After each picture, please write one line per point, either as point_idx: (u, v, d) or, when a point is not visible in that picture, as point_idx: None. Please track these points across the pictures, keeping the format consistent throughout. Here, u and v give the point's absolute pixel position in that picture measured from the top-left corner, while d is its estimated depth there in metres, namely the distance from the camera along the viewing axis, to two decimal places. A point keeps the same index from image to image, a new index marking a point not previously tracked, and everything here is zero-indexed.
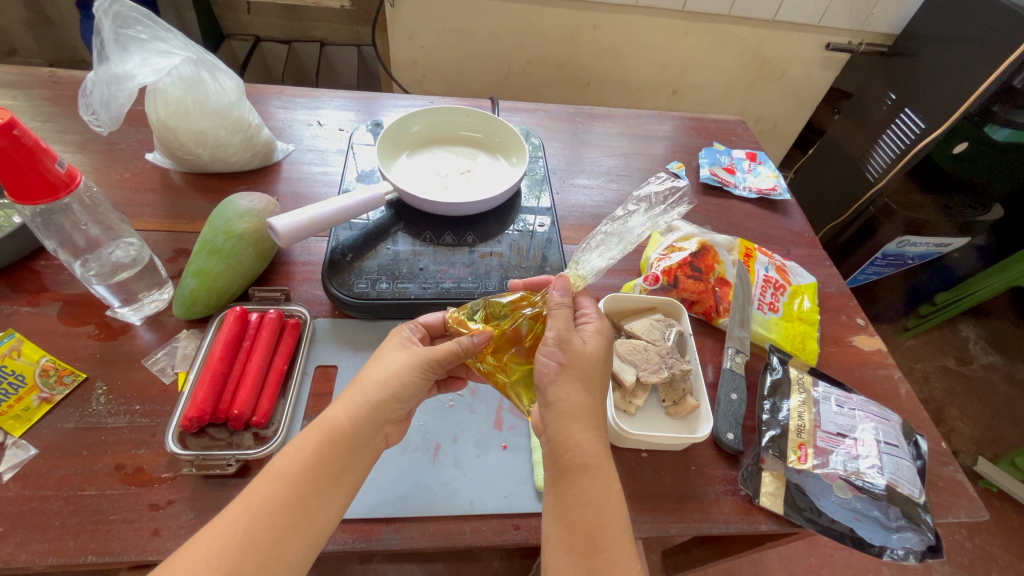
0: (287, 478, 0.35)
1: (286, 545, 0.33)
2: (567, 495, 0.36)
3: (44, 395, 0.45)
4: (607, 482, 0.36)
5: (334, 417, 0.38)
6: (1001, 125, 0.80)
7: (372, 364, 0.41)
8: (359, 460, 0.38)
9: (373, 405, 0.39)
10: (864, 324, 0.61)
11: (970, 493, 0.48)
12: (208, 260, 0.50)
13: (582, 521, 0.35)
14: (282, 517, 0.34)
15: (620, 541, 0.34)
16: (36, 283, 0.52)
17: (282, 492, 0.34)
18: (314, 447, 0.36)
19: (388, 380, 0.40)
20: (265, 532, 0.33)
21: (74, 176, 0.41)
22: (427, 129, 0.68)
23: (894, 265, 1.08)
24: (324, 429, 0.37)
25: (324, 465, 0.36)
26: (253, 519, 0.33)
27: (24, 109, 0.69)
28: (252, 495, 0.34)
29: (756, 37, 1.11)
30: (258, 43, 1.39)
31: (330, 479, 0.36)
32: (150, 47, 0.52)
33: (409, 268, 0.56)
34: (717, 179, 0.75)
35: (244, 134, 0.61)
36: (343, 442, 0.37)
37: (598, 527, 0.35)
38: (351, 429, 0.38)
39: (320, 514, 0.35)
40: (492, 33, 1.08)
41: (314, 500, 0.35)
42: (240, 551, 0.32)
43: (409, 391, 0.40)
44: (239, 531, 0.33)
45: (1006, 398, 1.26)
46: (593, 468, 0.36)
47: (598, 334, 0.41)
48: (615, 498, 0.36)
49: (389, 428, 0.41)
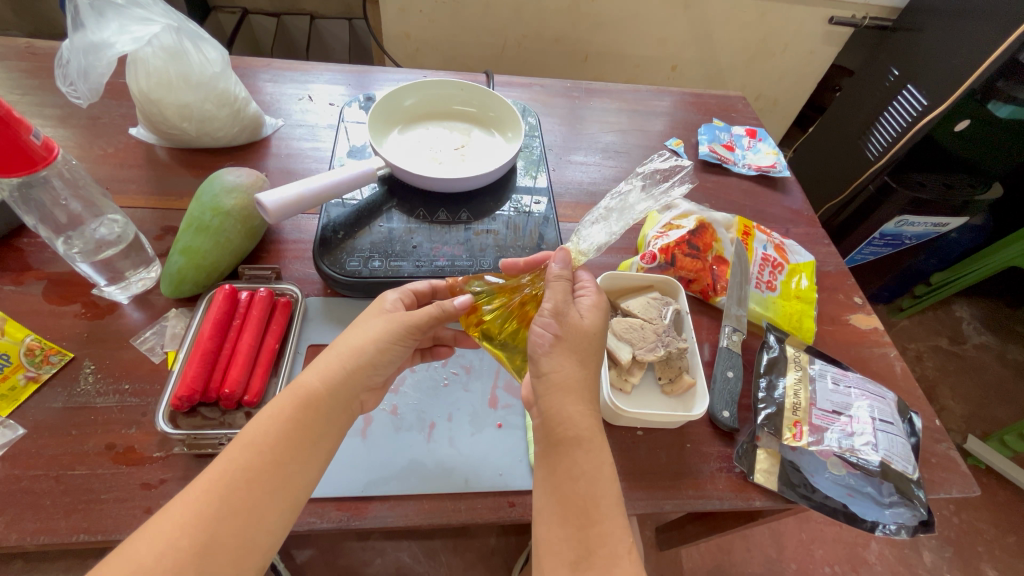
0: (262, 445, 0.34)
1: (267, 510, 0.33)
2: (560, 469, 0.35)
3: (31, 374, 0.44)
4: (600, 455, 0.36)
5: (309, 383, 0.37)
6: (1004, 102, 0.80)
7: (351, 330, 0.41)
8: (336, 425, 0.38)
9: (349, 371, 0.39)
10: (862, 302, 0.61)
11: (962, 470, 0.49)
12: (195, 237, 0.49)
13: (574, 495, 0.34)
14: (260, 483, 0.33)
15: (614, 514, 0.34)
16: (19, 261, 0.51)
17: (258, 458, 0.34)
18: (287, 413, 0.36)
19: (366, 345, 0.39)
20: (243, 497, 0.32)
21: (51, 148, 0.39)
22: (420, 103, 0.66)
23: (891, 244, 1.08)
24: (298, 394, 0.37)
25: (300, 431, 0.36)
26: (227, 488, 0.32)
27: (3, 81, 0.66)
28: (226, 463, 0.33)
29: (758, 11, 1.08)
30: (246, 16, 1.35)
31: (307, 444, 0.36)
32: (128, 13, 0.49)
33: (402, 246, 0.55)
34: (716, 156, 0.74)
35: (230, 108, 0.59)
36: (317, 407, 0.37)
37: (591, 501, 0.34)
38: (328, 396, 0.37)
39: (299, 479, 0.35)
40: (487, 5, 1.04)
41: (291, 466, 0.35)
42: (216, 518, 0.31)
43: (387, 358, 0.41)
44: (214, 498, 0.32)
45: (997, 377, 1.27)
46: (586, 442, 0.36)
47: (595, 307, 0.41)
48: (608, 472, 0.35)
49: (365, 395, 0.41)
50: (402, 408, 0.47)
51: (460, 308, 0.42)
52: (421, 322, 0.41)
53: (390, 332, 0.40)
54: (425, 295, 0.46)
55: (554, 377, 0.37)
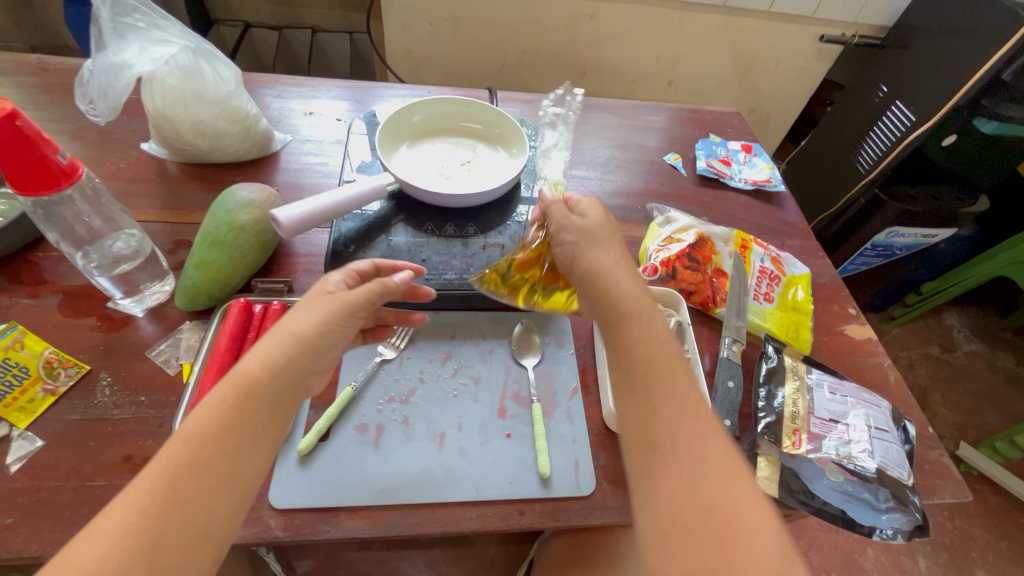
0: (205, 437, 0.32)
1: (217, 500, 0.31)
2: (621, 342, 0.38)
3: (48, 387, 0.44)
4: (652, 323, 0.38)
5: (249, 370, 0.35)
6: (989, 118, 0.83)
7: (290, 315, 0.40)
8: (282, 411, 0.36)
9: (291, 356, 0.37)
10: (856, 314, 0.63)
11: (956, 476, 0.50)
12: (210, 251, 0.50)
13: (635, 360, 0.36)
14: (205, 476, 0.31)
15: (677, 371, 0.35)
16: (34, 275, 0.52)
17: (200, 452, 0.31)
18: (228, 401, 0.34)
19: (308, 329, 0.39)
20: (188, 493, 0.30)
21: (76, 167, 0.40)
22: (427, 120, 0.68)
23: (884, 255, 1.10)
24: (239, 381, 0.35)
25: (243, 418, 0.34)
26: (171, 482, 0.30)
27: (14, 96, 0.67)
28: (164, 459, 0.31)
29: (751, 28, 1.11)
30: (248, 29, 1.37)
31: (253, 432, 0.34)
32: (148, 35, 0.51)
33: (411, 260, 0.56)
34: (713, 171, 0.76)
35: (242, 125, 0.60)
36: (259, 395, 0.35)
37: (650, 363, 0.36)
38: (269, 380, 0.36)
39: (248, 466, 0.33)
40: (488, 22, 1.07)
41: (238, 453, 0.33)
42: (162, 514, 0.29)
43: (330, 339, 0.40)
44: (159, 491, 0.29)
45: (988, 385, 1.30)
46: (637, 312, 0.38)
47: (592, 205, 0.47)
48: (663, 335, 0.37)
49: (312, 379, 0.40)
50: (413, 418, 0.48)
51: (401, 284, 0.44)
52: (364, 300, 0.42)
53: (331, 314, 0.40)
54: (368, 274, 0.47)
55: (590, 265, 0.42)
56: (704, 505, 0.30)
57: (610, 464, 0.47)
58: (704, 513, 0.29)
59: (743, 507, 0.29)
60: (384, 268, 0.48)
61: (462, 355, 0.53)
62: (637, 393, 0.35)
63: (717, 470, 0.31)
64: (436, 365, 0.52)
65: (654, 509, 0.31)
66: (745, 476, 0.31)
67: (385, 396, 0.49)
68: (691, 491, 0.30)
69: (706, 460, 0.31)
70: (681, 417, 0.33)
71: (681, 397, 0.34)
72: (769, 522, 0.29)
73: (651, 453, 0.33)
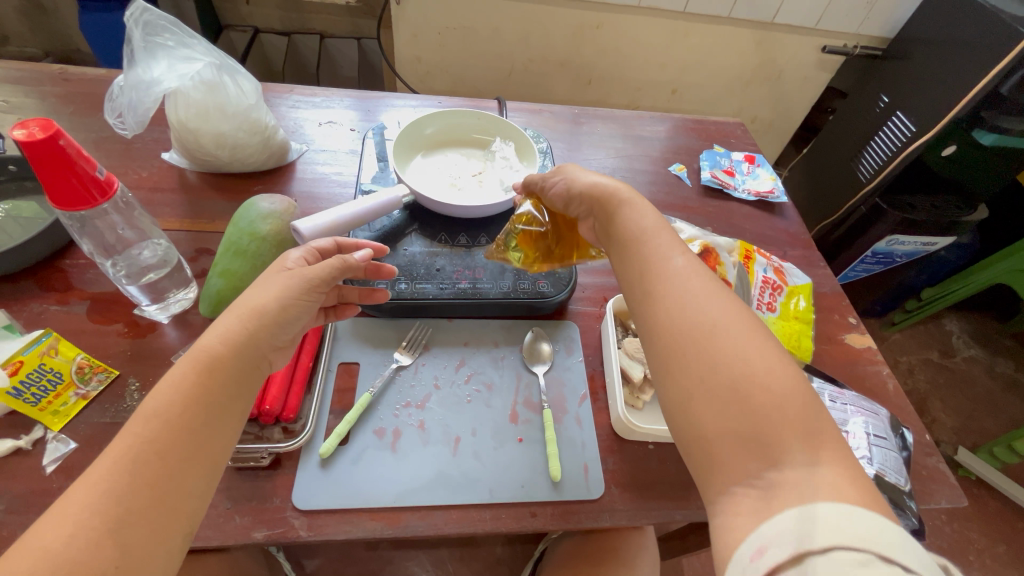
0: (169, 416, 0.34)
1: (184, 476, 0.33)
2: (619, 223, 0.46)
3: (81, 391, 0.46)
4: (641, 207, 0.46)
5: (209, 347, 0.37)
6: (988, 130, 0.84)
7: (249, 292, 0.41)
8: (245, 386, 0.38)
9: (253, 334, 0.39)
10: (856, 323, 0.65)
11: (952, 481, 0.52)
12: (234, 260, 0.52)
13: (629, 233, 0.44)
14: (170, 453, 0.33)
15: (665, 236, 0.43)
16: (63, 282, 0.54)
17: (162, 429, 0.33)
18: (190, 379, 0.35)
19: (268, 304, 0.40)
20: (153, 471, 0.32)
21: (111, 182, 0.42)
22: (440, 131, 0.70)
23: (883, 262, 1.12)
24: (198, 359, 0.36)
25: (204, 393, 0.36)
26: (136, 460, 0.32)
27: (38, 107, 0.70)
28: (128, 439, 0.32)
29: (754, 38, 1.13)
30: (257, 34, 1.39)
31: (217, 408, 0.36)
32: (175, 53, 0.54)
33: (426, 269, 0.58)
34: (717, 181, 0.78)
35: (261, 136, 0.62)
36: (220, 370, 0.37)
37: (639, 233, 0.44)
38: (230, 357, 0.37)
39: (213, 443, 0.35)
40: (496, 31, 1.09)
41: (203, 430, 0.35)
42: (130, 490, 0.31)
43: (291, 314, 0.41)
44: (122, 469, 0.31)
45: (986, 390, 1.32)
46: (626, 200, 0.47)
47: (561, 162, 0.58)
48: (649, 214, 0.45)
49: (274, 355, 0.41)
50: (429, 423, 0.49)
51: (361, 262, 0.46)
52: (323, 275, 0.44)
53: (292, 286, 0.42)
54: (329, 251, 0.49)
55: (581, 179, 0.51)
56: (692, 322, 0.36)
57: (619, 468, 0.49)
58: (690, 333, 0.36)
59: (721, 322, 0.36)
60: (345, 246, 0.50)
61: (475, 362, 0.55)
62: (631, 261, 0.43)
63: (699, 298, 0.37)
64: (451, 372, 0.53)
65: (654, 342, 0.38)
66: (723, 301, 0.37)
67: (402, 402, 0.51)
68: (682, 314, 0.37)
69: (690, 294, 0.38)
70: (664, 267, 0.40)
71: (664, 253, 0.41)
72: (745, 328, 0.35)
73: (644, 302, 0.40)
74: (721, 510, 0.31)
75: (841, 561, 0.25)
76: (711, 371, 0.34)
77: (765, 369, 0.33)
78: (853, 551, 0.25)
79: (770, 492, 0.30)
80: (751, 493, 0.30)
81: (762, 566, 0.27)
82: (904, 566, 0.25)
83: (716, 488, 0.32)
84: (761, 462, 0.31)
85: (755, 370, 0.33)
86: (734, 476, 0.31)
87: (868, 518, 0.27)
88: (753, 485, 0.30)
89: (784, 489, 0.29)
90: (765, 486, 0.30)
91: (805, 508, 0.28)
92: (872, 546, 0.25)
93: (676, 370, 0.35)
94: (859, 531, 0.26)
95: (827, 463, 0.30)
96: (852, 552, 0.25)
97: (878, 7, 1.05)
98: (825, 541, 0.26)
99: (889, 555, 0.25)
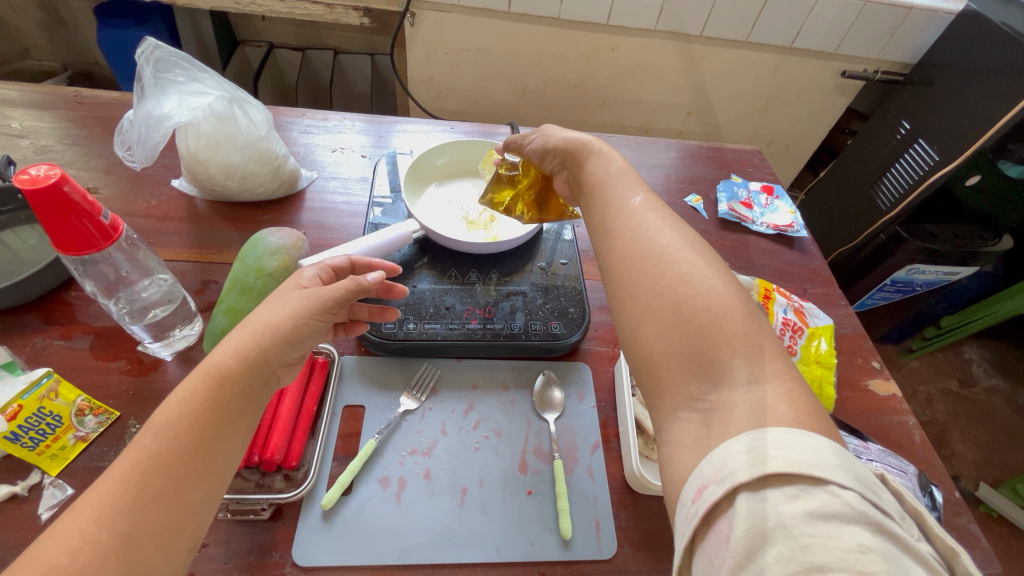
0: (177, 430, 0.32)
1: (190, 491, 0.31)
2: (587, 176, 0.47)
3: (79, 434, 0.45)
4: (610, 158, 0.47)
5: (221, 361, 0.35)
6: (1014, 162, 0.80)
7: (263, 308, 0.39)
8: (252, 402, 0.36)
9: (263, 347, 0.37)
10: (880, 367, 0.62)
11: (984, 545, 0.49)
12: (239, 298, 0.50)
13: (592, 178, 0.46)
14: (178, 466, 0.31)
15: (629, 179, 0.43)
16: (68, 316, 0.53)
17: (171, 444, 0.31)
18: (201, 394, 0.34)
19: (281, 323, 0.38)
20: (159, 483, 0.30)
21: (117, 226, 0.41)
22: (451, 161, 0.69)
23: (902, 291, 1.09)
24: (209, 372, 0.34)
25: (216, 410, 0.34)
26: (143, 473, 0.30)
27: (52, 132, 0.69)
28: (137, 452, 0.31)
29: (772, 63, 1.11)
30: (272, 50, 1.39)
31: (225, 421, 0.34)
32: (187, 88, 0.54)
33: (435, 308, 0.57)
34: (735, 215, 0.76)
35: (270, 167, 0.61)
36: (232, 383, 0.35)
37: (601, 179, 0.45)
38: (242, 371, 0.36)
39: (222, 457, 0.33)
40: (509, 53, 1.08)
41: (211, 446, 0.33)
42: (135, 506, 0.29)
43: (304, 333, 0.39)
44: (126, 488, 0.30)
45: (1009, 423, 1.27)
46: (597, 150, 0.48)
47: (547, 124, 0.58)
48: (621, 161, 0.46)
49: (282, 372, 0.39)
50: (435, 472, 0.48)
51: (374, 284, 0.44)
52: (337, 296, 0.41)
53: (306, 307, 0.39)
54: (344, 269, 0.48)
55: (559, 137, 0.53)
56: (642, 256, 0.35)
57: (632, 525, 0.47)
58: (641, 261, 0.35)
59: (668, 250, 0.35)
60: (360, 264, 0.49)
61: (483, 407, 0.53)
62: (595, 203, 0.43)
63: (651, 230, 0.37)
64: (458, 418, 0.52)
65: (609, 269, 0.37)
66: (676, 232, 0.37)
67: (408, 449, 0.49)
68: (637, 248, 0.36)
69: (644, 228, 0.37)
70: (621, 204, 0.40)
71: (623, 193, 0.42)
72: (694, 255, 0.35)
73: (603, 238, 0.40)
74: (666, 438, 0.30)
75: (773, 497, 0.24)
76: (657, 294, 0.33)
77: (706, 287, 0.32)
78: (787, 483, 0.24)
79: (710, 416, 0.29)
80: (693, 418, 0.29)
81: (702, 506, 0.26)
82: (837, 486, 0.24)
83: (663, 413, 0.31)
84: (703, 384, 0.30)
85: (697, 290, 0.32)
86: (678, 399, 0.30)
87: (801, 439, 0.25)
88: (694, 408, 0.29)
89: (721, 411, 0.28)
90: (705, 408, 0.29)
91: (736, 437, 0.27)
92: (805, 471, 0.24)
93: (626, 297, 0.35)
94: (794, 456, 0.25)
95: (766, 380, 0.29)
96: (785, 484, 0.24)
97: (900, 32, 1.03)
98: (760, 474, 0.25)
99: (821, 477, 0.24)
